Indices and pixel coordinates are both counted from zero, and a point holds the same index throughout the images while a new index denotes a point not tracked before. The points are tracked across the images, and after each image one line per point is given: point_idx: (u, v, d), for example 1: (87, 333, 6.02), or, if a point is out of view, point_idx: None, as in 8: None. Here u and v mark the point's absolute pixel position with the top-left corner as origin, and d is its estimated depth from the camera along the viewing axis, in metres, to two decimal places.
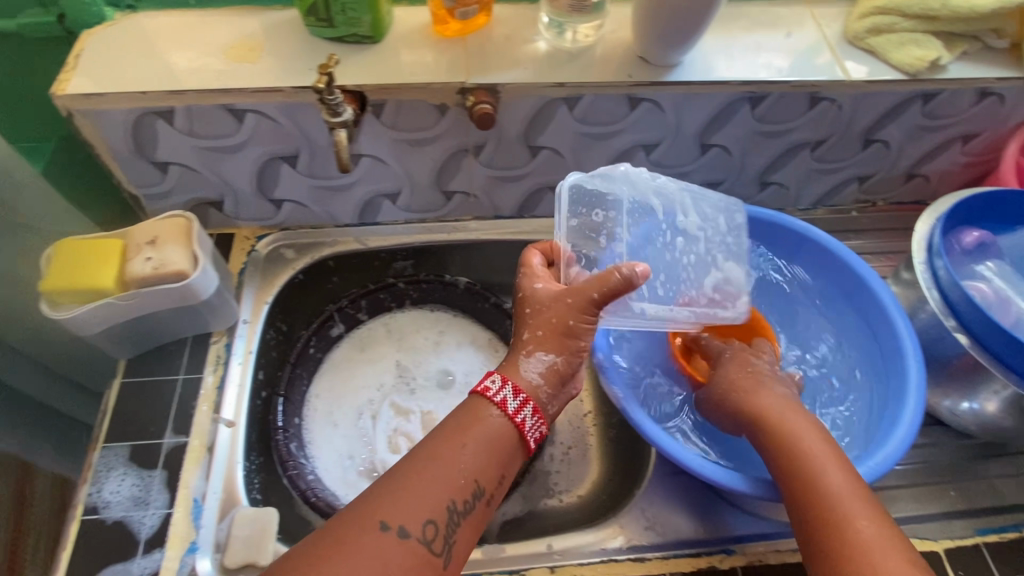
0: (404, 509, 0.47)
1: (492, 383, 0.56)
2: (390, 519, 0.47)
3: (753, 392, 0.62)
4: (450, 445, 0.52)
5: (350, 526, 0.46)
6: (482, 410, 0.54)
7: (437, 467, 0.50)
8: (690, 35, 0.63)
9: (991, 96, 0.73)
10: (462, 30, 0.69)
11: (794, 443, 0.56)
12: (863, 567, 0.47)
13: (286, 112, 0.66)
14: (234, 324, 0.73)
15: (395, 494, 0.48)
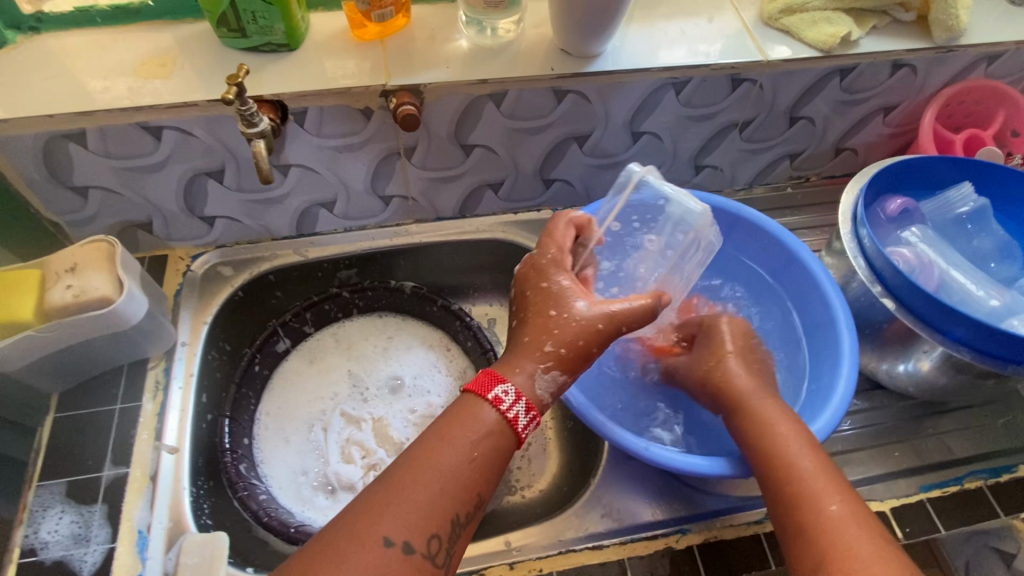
0: (408, 523, 0.44)
1: (505, 394, 0.51)
2: (393, 534, 0.44)
3: (727, 378, 0.61)
4: (450, 447, 0.48)
5: (338, 538, 0.43)
6: (478, 409, 0.50)
7: (438, 474, 0.47)
8: (606, 24, 0.64)
9: (904, 68, 0.76)
10: (381, 32, 0.68)
11: (756, 425, 0.57)
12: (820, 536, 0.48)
13: (206, 126, 0.64)
14: (172, 347, 0.71)
15: (396, 508, 0.45)
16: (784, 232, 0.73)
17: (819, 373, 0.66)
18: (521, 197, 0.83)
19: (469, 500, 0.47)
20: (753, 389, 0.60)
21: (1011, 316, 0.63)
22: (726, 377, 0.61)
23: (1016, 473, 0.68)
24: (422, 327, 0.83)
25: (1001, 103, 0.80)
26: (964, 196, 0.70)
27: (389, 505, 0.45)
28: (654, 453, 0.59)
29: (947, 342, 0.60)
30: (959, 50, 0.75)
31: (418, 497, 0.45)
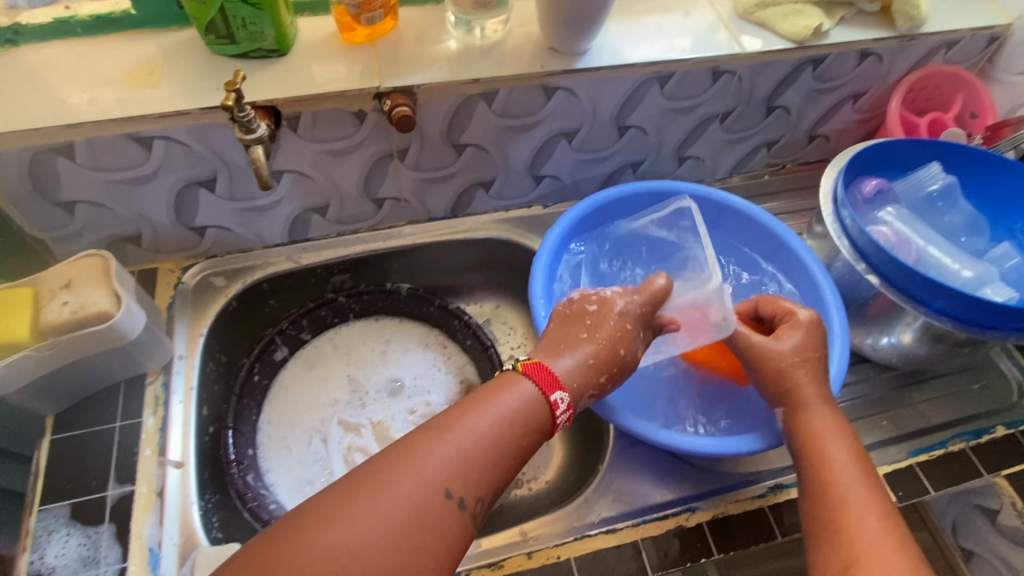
0: (458, 475, 0.46)
1: (563, 400, 0.52)
2: (453, 489, 0.45)
3: (800, 405, 0.59)
4: (499, 412, 0.49)
5: (386, 473, 0.45)
6: (527, 390, 0.51)
7: (482, 434, 0.48)
8: (593, 21, 0.65)
9: (871, 56, 0.80)
10: (370, 36, 0.69)
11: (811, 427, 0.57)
12: (846, 538, 0.50)
13: (198, 134, 0.63)
14: (169, 361, 0.70)
15: (442, 457, 0.46)
16: (770, 218, 0.75)
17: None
18: (511, 195, 0.84)
19: (508, 462, 0.49)
20: (818, 401, 0.59)
21: (984, 285, 0.67)
22: (800, 405, 0.59)
23: (995, 434, 0.72)
24: (419, 326, 0.84)
25: (959, 87, 0.85)
26: (934, 174, 0.75)
27: (435, 452, 0.46)
28: (660, 437, 0.61)
29: (928, 312, 0.63)
30: (920, 38, 0.79)
31: (464, 452, 0.47)
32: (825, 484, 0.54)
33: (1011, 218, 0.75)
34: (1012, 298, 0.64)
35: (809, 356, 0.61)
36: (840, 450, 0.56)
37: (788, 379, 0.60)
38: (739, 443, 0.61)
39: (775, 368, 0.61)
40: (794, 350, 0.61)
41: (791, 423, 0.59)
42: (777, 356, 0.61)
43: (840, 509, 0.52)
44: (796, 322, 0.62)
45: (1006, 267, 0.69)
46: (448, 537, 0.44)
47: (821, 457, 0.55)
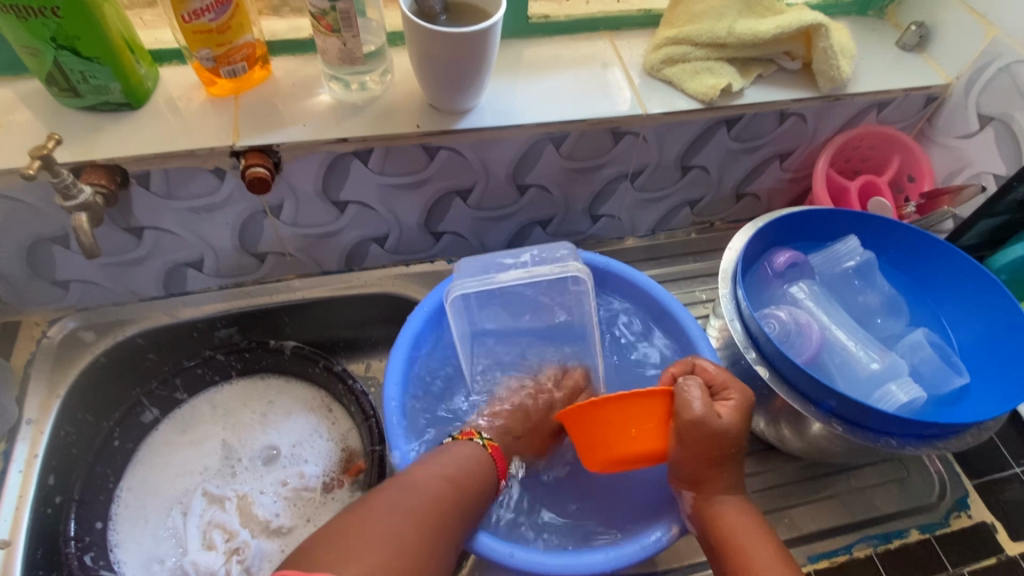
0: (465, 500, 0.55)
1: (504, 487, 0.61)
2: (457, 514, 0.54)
3: (712, 493, 0.54)
4: (463, 457, 0.58)
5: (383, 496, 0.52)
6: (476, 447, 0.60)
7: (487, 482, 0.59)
8: (467, 81, 0.61)
9: (792, 116, 0.74)
10: (236, 87, 0.64)
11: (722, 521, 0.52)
12: None
13: (37, 192, 0.59)
14: (15, 427, 0.66)
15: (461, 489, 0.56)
16: (652, 282, 0.70)
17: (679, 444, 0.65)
18: (410, 249, 0.79)
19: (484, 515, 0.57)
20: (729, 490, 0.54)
21: (889, 381, 0.60)
22: (718, 500, 0.53)
23: (907, 538, 0.65)
24: (305, 388, 0.79)
25: (896, 149, 0.79)
26: (851, 249, 0.69)
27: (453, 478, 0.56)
28: (521, 558, 0.53)
29: (820, 413, 0.57)
30: (846, 99, 0.74)
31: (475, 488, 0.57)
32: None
33: (934, 301, 0.68)
34: (915, 399, 0.58)
35: (731, 442, 0.55)
36: (763, 550, 0.51)
37: (710, 468, 0.54)
38: (611, 559, 0.53)
39: (699, 453, 0.54)
40: (724, 433, 0.54)
41: (701, 511, 0.54)
42: (696, 436, 0.54)
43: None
44: (726, 394, 0.55)
45: (918, 359, 0.63)
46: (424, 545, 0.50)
47: (749, 569, 0.50)
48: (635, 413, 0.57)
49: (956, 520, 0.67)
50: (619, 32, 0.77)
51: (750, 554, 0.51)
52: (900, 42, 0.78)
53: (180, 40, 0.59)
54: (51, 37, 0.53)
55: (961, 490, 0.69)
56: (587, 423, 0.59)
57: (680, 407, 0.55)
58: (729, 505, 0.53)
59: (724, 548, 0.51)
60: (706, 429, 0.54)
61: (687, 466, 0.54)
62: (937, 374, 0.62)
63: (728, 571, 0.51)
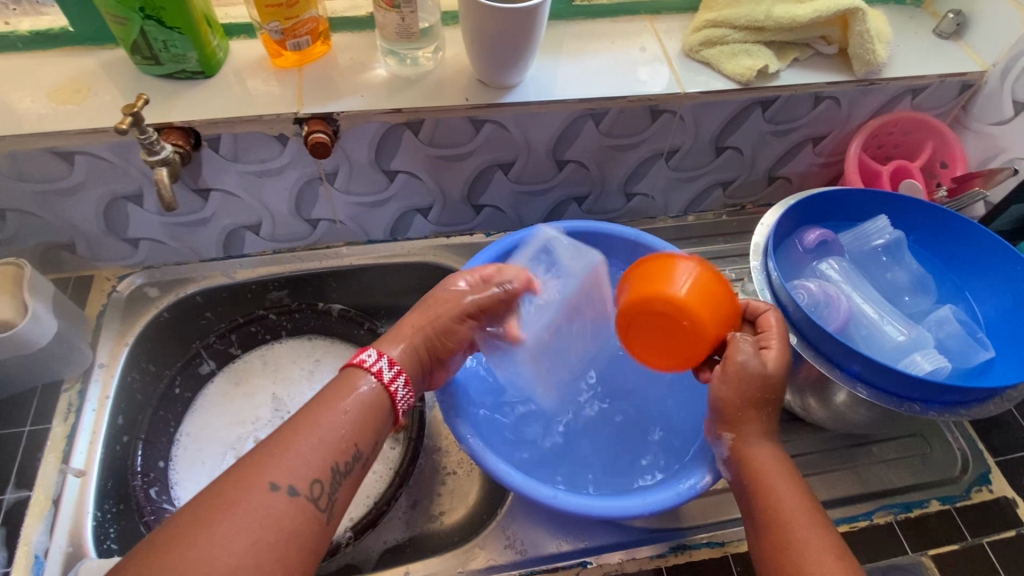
0: (286, 469, 0.45)
1: (370, 356, 0.54)
2: (278, 480, 0.44)
3: (749, 437, 0.56)
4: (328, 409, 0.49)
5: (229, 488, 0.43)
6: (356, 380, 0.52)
7: (315, 429, 0.48)
8: (516, 56, 0.64)
9: (827, 100, 0.76)
10: (300, 60, 0.69)
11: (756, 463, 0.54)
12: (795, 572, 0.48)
13: (117, 151, 0.65)
14: (88, 369, 0.71)
15: (279, 460, 0.45)
16: None
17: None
18: (451, 221, 0.83)
19: (350, 449, 0.48)
20: (764, 437, 0.56)
21: (915, 352, 0.63)
22: (754, 443, 0.55)
23: (928, 508, 0.67)
24: (350, 348, 0.84)
25: (929, 135, 0.81)
26: (880, 228, 0.71)
27: (244, 473, 0.44)
28: (564, 501, 0.57)
29: (845, 377, 0.60)
30: (881, 83, 0.75)
31: (294, 447, 0.46)
32: (785, 541, 0.50)
33: (962, 280, 0.70)
34: (940, 368, 0.60)
35: (772, 388, 0.57)
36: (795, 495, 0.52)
37: (750, 411, 0.56)
38: (648, 503, 0.57)
39: (740, 394, 0.56)
40: (766, 378, 0.56)
41: (738, 453, 0.56)
42: (739, 380, 0.56)
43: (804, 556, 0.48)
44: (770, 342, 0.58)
45: (944, 334, 0.65)
46: (303, 544, 0.44)
47: (778, 505, 0.52)
48: (709, 295, 0.57)
49: (978, 494, 0.69)
50: (659, 16, 0.80)
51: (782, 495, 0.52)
52: (937, 30, 0.80)
53: (252, 15, 0.64)
54: (140, 7, 0.58)
55: (983, 466, 0.70)
56: (661, 276, 0.58)
57: (728, 353, 0.57)
58: (763, 450, 0.55)
59: (756, 487, 0.53)
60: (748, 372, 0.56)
61: (727, 407, 0.56)
62: (962, 348, 0.64)
63: (757, 508, 0.53)
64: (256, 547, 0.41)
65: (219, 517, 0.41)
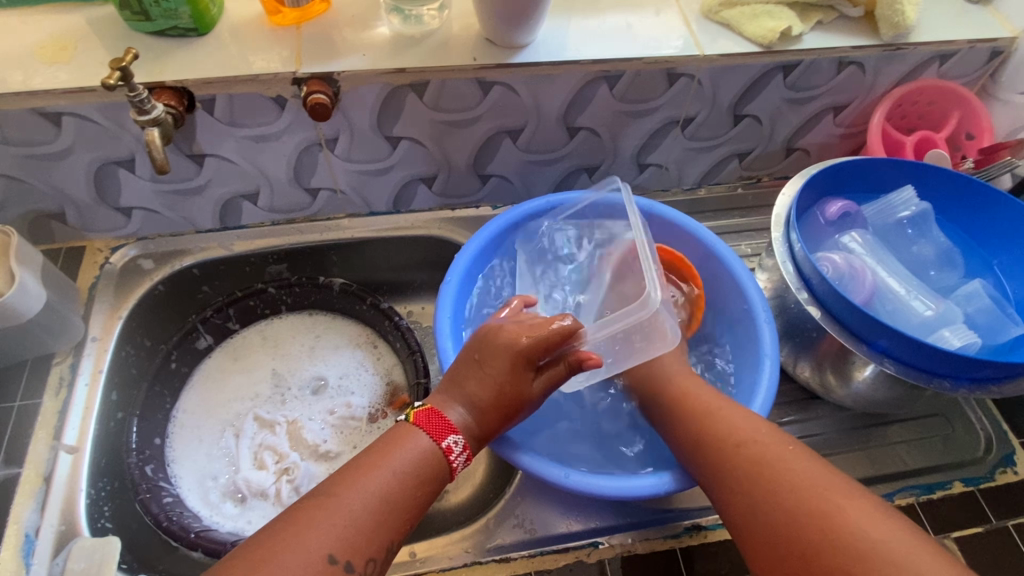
0: (344, 538, 0.44)
1: (456, 444, 0.52)
2: (337, 552, 0.44)
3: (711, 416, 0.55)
4: (387, 471, 0.49)
5: (289, 551, 0.42)
6: (423, 444, 0.51)
7: (372, 496, 0.47)
8: (528, 13, 0.61)
9: (851, 65, 0.73)
10: (299, 17, 0.66)
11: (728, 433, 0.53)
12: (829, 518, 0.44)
13: (106, 112, 0.61)
14: (81, 343, 0.69)
15: (336, 527, 0.44)
16: (699, 226, 0.70)
17: (739, 395, 0.63)
18: (457, 193, 0.80)
19: (407, 521, 0.48)
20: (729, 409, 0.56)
21: (943, 327, 0.60)
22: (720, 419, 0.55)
23: (950, 490, 0.65)
24: (352, 324, 0.82)
25: (955, 104, 0.77)
26: (906, 200, 0.68)
27: (299, 538, 0.43)
28: (575, 480, 0.55)
29: (871, 352, 0.57)
30: (909, 48, 0.72)
31: (349, 514, 0.45)
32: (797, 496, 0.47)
33: (990, 254, 0.68)
34: (970, 344, 0.57)
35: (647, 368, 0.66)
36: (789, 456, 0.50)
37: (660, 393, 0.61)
38: (662, 482, 0.55)
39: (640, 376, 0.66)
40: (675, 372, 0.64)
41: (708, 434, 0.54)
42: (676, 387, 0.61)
43: (767, 463, 0.49)
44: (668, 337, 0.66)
45: (973, 309, 0.62)
46: None
47: (774, 466, 0.49)
48: None
49: (1002, 475, 0.66)
50: None
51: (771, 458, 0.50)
52: None
53: None
54: None
55: (1008, 447, 0.68)
56: None
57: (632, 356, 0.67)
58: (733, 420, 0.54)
59: (743, 456, 0.51)
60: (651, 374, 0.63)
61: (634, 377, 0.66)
62: (992, 323, 0.61)
63: (747, 477, 0.50)
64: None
65: None
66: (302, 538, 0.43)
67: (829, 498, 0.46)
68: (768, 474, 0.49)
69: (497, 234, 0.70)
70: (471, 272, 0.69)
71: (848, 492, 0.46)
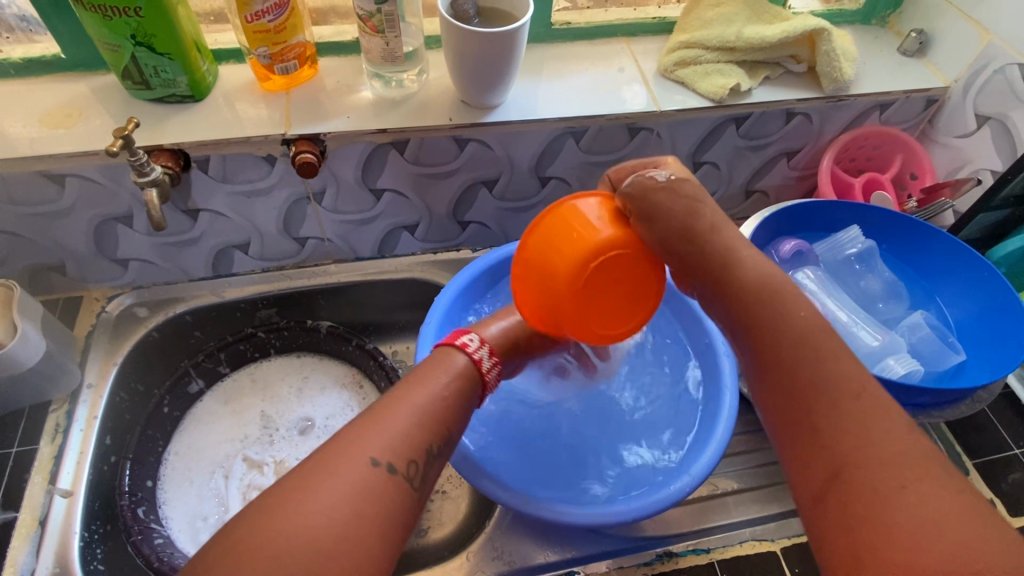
0: (384, 443, 0.44)
1: (471, 343, 0.56)
2: (378, 455, 0.43)
3: (733, 276, 0.48)
4: (420, 390, 0.49)
5: (333, 457, 0.43)
6: (451, 363, 0.53)
7: (410, 409, 0.47)
8: (498, 78, 0.66)
9: (798, 116, 0.79)
10: (287, 84, 0.71)
11: (765, 309, 0.46)
12: (845, 430, 0.40)
13: (107, 173, 0.66)
14: (77, 389, 0.72)
15: (379, 435, 0.44)
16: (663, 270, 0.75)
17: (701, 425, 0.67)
18: (438, 238, 0.85)
19: (443, 433, 0.48)
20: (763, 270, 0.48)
21: (889, 356, 0.65)
22: (738, 280, 0.48)
23: None
24: (338, 365, 0.85)
25: (898, 148, 0.84)
26: (852, 238, 0.73)
27: (342, 445, 0.43)
28: (549, 511, 0.58)
29: None
30: (849, 99, 0.78)
31: (388, 424, 0.45)
32: (821, 405, 0.41)
33: (933, 287, 0.73)
34: (913, 372, 0.62)
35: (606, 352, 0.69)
36: (832, 354, 0.43)
37: (671, 230, 0.51)
38: (629, 509, 0.58)
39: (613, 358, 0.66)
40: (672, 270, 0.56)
41: (736, 298, 0.48)
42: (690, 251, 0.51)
43: (807, 354, 0.43)
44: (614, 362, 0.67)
45: (917, 339, 0.67)
46: (397, 524, 0.42)
47: (804, 359, 0.43)
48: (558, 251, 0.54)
49: None
50: (634, 38, 0.83)
51: (812, 354, 0.44)
52: (901, 48, 0.83)
53: (240, 40, 0.66)
54: (131, 34, 0.60)
55: (962, 469, 0.72)
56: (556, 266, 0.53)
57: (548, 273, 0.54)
58: (769, 297, 0.46)
59: (769, 339, 0.45)
60: (676, 209, 0.51)
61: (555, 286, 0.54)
62: (935, 352, 0.66)
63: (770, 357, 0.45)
64: (358, 519, 0.40)
65: (322, 484, 0.41)
66: (342, 445, 0.43)
67: (855, 415, 0.40)
68: (796, 367, 0.43)
69: (475, 277, 0.75)
70: (451, 314, 0.73)
71: (884, 420, 0.40)
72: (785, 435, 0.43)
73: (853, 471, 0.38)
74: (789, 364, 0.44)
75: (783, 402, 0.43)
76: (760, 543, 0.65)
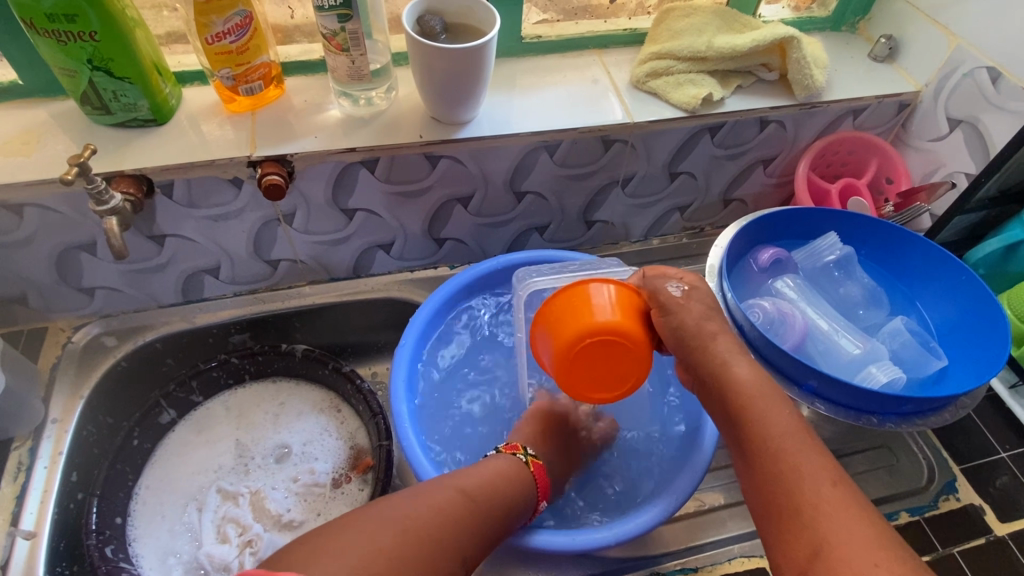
0: (468, 539, 0.51)
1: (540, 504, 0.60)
2: (463, 549, 0.50)
3: (724, 378, 0.53)
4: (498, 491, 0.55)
5: (432, 518, 0.50)
6: (523, 475, 0.59)
7: (489, 508, 0.54)
8: (467, 93, 0.65)
9: (771, 124, 0.79)
10: (253, 104, 0.70)
11: (750, 408, 0.51)
12: (809, 525, 0.44)
13: (68, 202, 0.64)
14: (41, 425, 0.69)
15: (468, 531, 0.51)
16: None
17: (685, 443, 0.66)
18: (414, 256, 0.84)
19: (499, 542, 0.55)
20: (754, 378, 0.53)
21: (870, 364, 0.64)
22: (733, 385, 0.53)
23: (898, 521, 0.67)
24: (315, 389, 0.83)
25: (873, 153, 0.84)
26: (831, 245, 0.72)
27: (440, 515, 0.50)
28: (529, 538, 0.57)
29: (803, 394, 0.61)
30: (822, 106, 0.78)
31: (474, 517, 0.52)
32: (792, 499, 0.46)
33: (912, 292, 0.72)
34: (895, 379, 0.61)
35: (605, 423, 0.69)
36: (806, 455, 0.47)
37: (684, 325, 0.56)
38: (612, 533, 0.56)
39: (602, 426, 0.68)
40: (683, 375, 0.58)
41: (727, 397, 0.53)
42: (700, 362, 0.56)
43: (782, 452, 0.48)
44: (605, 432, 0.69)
45: (898, 345, 0.67)
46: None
47: (781, 455, 0.48)
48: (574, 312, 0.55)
49: (945, 503, 0.69)
50: (606, 50, 0.83)
51: (788, 452, 0.48)
52: (872, 54, 0.83)
53: (203, 62, 0.65)
54: (88, 58, 0.59)
55: (949, 474, 0.71)
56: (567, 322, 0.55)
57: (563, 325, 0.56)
58: (759, 402, 0.51)
59: (754, 437, 0.50)
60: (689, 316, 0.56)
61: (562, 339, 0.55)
62: (917, 358, 0.66)
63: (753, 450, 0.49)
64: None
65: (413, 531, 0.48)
66: (435, 505, 0.51)
67: (822, 513, 0.44)
68: (775, 461, 0.48)
69: (450, 294, 0.73)
70: (426, 334, 0.71)
71: (852, 522, 0.43)
72: (766, 527, 0.47)
73: (823, 562, 0.42)
74: (770, 453, 0.48)
75: (761, 494, 0.48)
76: (748, 560, 0.64)
